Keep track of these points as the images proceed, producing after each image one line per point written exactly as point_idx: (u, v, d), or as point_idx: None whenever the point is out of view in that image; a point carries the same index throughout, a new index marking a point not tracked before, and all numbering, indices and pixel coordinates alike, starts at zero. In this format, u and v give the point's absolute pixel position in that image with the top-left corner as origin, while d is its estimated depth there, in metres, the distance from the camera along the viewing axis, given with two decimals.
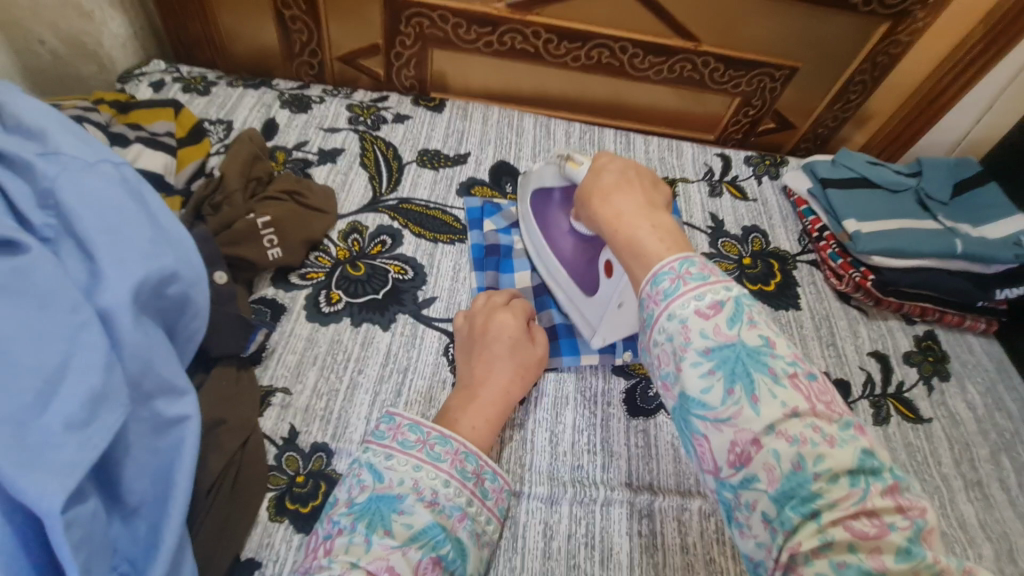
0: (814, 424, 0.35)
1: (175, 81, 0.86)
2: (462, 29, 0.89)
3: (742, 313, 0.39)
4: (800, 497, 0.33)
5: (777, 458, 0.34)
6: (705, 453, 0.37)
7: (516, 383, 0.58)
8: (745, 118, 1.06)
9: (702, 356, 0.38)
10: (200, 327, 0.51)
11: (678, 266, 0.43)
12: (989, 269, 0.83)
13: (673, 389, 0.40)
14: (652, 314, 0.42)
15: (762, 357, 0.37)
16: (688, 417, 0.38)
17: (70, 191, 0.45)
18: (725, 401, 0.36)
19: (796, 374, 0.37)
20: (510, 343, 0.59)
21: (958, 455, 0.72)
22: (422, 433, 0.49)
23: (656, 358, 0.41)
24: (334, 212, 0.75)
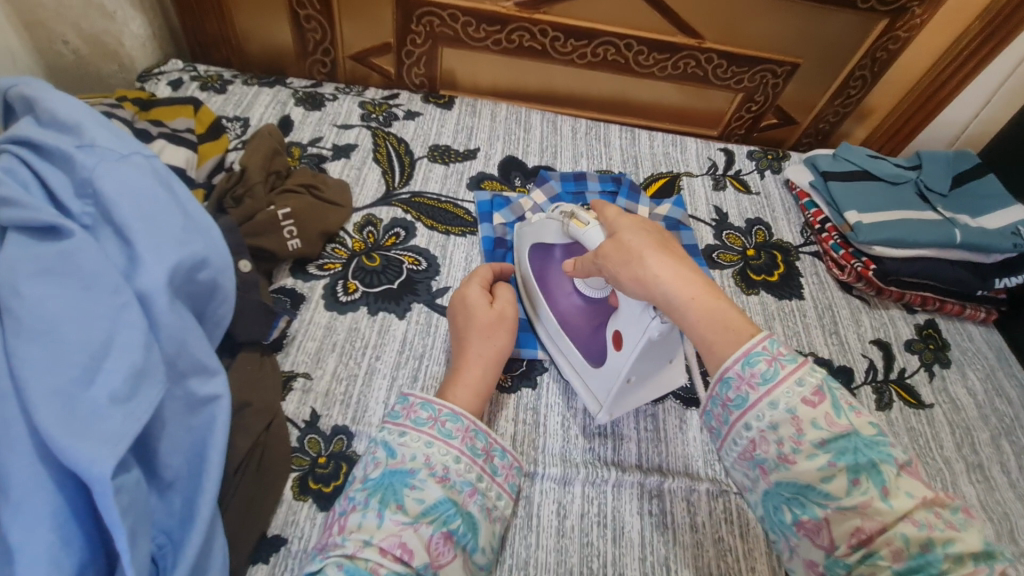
0: (933, 510, 0.39)
1: (192, 80, 0.89)
2: (472, 28, 0.91)
3: (843, 402, 0.44)
4: (926, 572, 0.37)
5: (904, 540, 0.38)
6: (823, 533, 0.40)
7: (480, 341, 0.59)
8: (747, 114, 1.08)
9: (818, 447, 0.42)
10: (227, 312, 0.53)
11: (770, 347, 0.45)
12: (989, 259, 0.85)
13: (780, 474, 0.43)
14: (747, 398, 0.45)
15: (877, 449, 0.41)
16: (802, 499, 0.41)
17: (107, 181, 0.47)
18: (850, 489, 0.40)
19: (904, 466, 0.41)
20: (468, 309, 0.61)
21: (960, 439, 0.74)
22: (434, 410, 0.51)
23: (749, 441, 0.45)
24: (350, 206, 0.77)
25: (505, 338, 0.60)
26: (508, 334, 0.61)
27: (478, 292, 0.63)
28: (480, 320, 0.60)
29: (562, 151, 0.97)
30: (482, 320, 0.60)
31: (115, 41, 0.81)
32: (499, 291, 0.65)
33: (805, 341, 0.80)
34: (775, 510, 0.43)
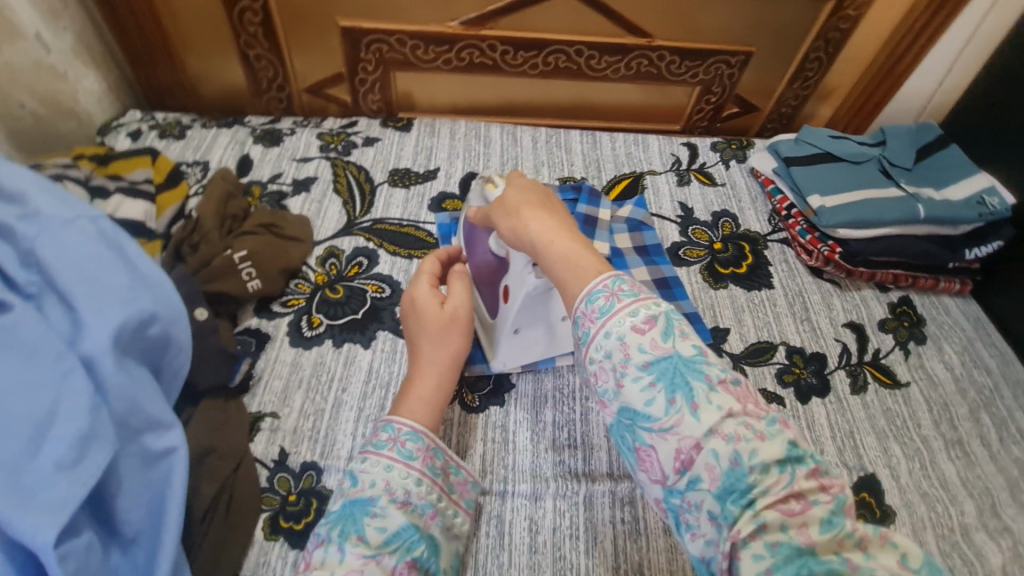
0: (745, 422, 0.38)
1: (151, 129, 0.90)
2: (420, 50, 0.92)
3: (676, 327, 0.43)
4: (738, 490, 0.36)
5: (715, 457, 0.37)
6: (653, 461, 0.39)
7: (433, 345, 0.57)
8: (708, 106, 1.08)
9: (642, 369, 0.41)
10: (184, 362, 0.54)
11: (611, 284, 0.46)
12: (957, 230, 0.84)
13: (615, 404, 0.42)
14: (588, 331, 0.45)
15: (697, 365, 0.40)
16: (636, 426, 0.41)
17: (51, 249, 0.49)
18: (669, 409, 0.39)
19: (726, 380, 0.40)
20: (417, 312, 0.59)
21: (938, 416, 0.73)
22: (394, 430, 0.51)
23: (592, 375, 0.44)
24: (311, 239, 0.78)
25: (459, 340, 0.58)
26: (462, 335, 0.58)
27: (427, 289, 0.60)
28: (431, 324, 0.57)
29: (523, 162, 0.97)
30: (433, 325, 0.57)
31: (70, 100, 0.83)
32: (451, 283, 0.60)
33: (776, 331, 0.80)
34: (618, 443, 0.43)
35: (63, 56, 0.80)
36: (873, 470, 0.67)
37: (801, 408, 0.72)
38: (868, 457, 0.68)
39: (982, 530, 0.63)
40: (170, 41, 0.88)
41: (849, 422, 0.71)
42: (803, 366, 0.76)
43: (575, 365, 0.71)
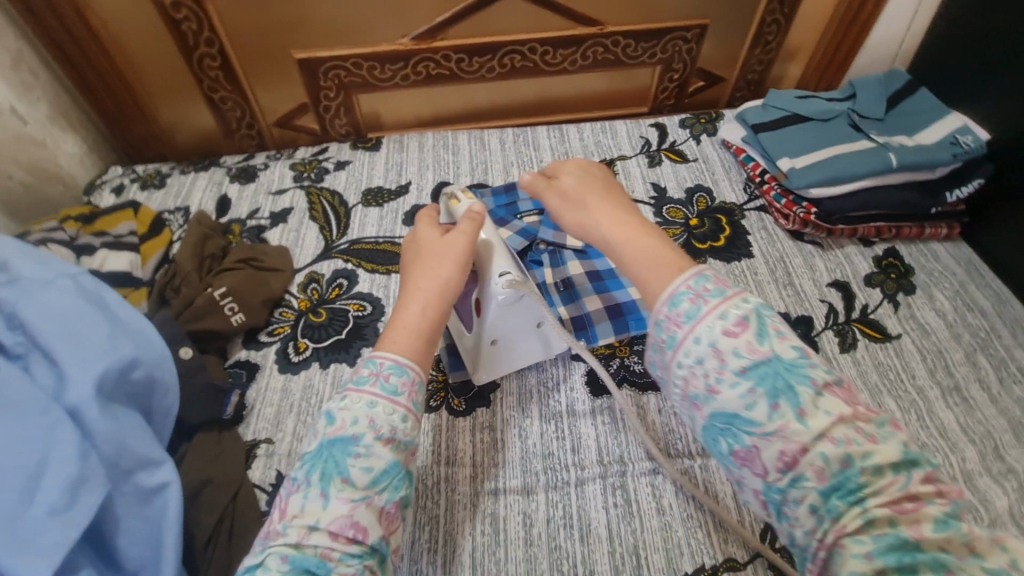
0: (855, 426, 0.41)
1: (133, 182, 0.94)
2: (377, 70, 0.93)
3: (770, 328, 0.46)
4: (849, 489, 0.39)
5: (824, 459, 0.40)
6: (752, 459, 0.43)
7: (425, 275, 0.58)
8: (672, 83, 1.07)
9: (739, 374, 0.44)
10: (172, 401, 0.57)
11: (695, 285, 0.48)
12: (935, 174, 0.82)
13: (710, 407, 0.45)
14: (675, 335, 0.47)
15: (798, 370, 0.43)
16: (734, 428, 0.44)
17: (31, 310, 0.51)
18: (771, 415, 0.42)
19: (830, 382, 0.43)
20: (420, 243, 0.62)
21: (932, 364, 0.72)
22: (376, 364, 0.51)
23: (683, 380, 0.47)
24: (291, 268, 0.81)
25: (453, 269, 0.58)
26: (457, 266, 0.59)
27: (428, 229, 0.63)
28: (430, 255, 0.60)
29: (493, 165, 0.98)
30: (432, 255, 0.59)
31: (53, 165, 0.87)
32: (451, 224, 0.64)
33: (759, 299, 0.79)
34: (710, 441, 0.46)
35: (40, 125, 0.84)
36: None
37: None
38: None
39: (985, 474, 0.62)
40: (141, 99, 0.92)
41: None
42: None
43: (557, 358, 0.72)
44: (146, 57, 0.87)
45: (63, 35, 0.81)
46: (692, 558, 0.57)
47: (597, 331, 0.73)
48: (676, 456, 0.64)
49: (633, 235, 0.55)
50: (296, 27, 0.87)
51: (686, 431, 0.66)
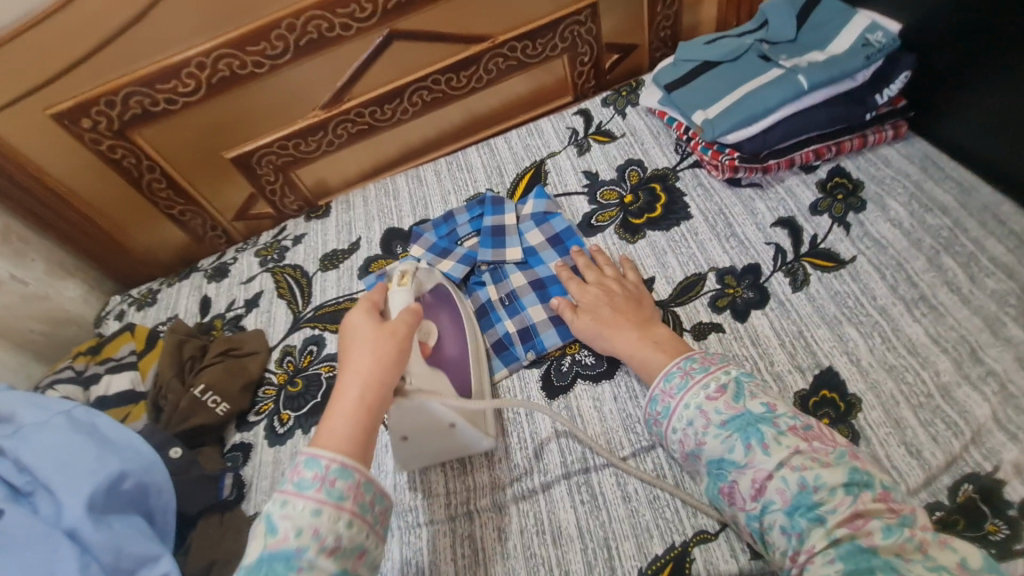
0: (811, 457, 0.48)
1: (130, 304, 1.05)
2: (303, 145, 1.00)
3: (745, 390, 0.54)
4: (807, 506, 0.46)
5: (786, 483, 0.47)
6: (736, 494, 0.50)
7: (361, 360, 0.55)
8: (586, 67, 1.07)
9: (721, 426, 0.52)
10: (168, 498, 0.64)
11: (683, 365, 0.58)
12: (857, 80, 0.78)
13: (701, 457, 0.53)
14: (670, 404, 0.57)
15: (766, 419, 0.52)
16: (720, 470, 0.52)
17: (31, 453, 0.61)
18: (746, 454, 0.50)
19: (795, 426, 0.51)
20: (356, 327, 0.59)
21: (893, 279, 0.68)
22: (321, 467, 0.50)
23: (678, 440, 0.56)
24: (266, 347, 0.87)
25: (395, 352, 0.57)
26: (398, 349, 0.57)
27: (363, 314, 0.60)
28: (367, 338, 0.57)
29: (431, 199, 1.01)
30: (370, 338, 0.57)
31: (61, 311, 1.00)
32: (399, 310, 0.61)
33: (703, 260, 0.78)
34: (706, 486, 0.53)
35: (40, 281, 0.96)
36: (830, 363, 0.64)
37: (741, 327, 0.69)
38: (823, 351, 0.65)
39: (961, 384, 0.59)
40: (112, 233, 1.02)
41: (796, 322, 0.68)
42: (737, 284, 0.74)
43: (511, 372, 0.75)
44: (106, 199, 0.98)
45: (32, 203, 0.91)
46: (662, 538, 0.57)
47: (543, 338, 0.75)
48: (636, 440, 0.64)
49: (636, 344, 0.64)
50: (222, 131, 0.94)
51: (643, 413, 0.66)
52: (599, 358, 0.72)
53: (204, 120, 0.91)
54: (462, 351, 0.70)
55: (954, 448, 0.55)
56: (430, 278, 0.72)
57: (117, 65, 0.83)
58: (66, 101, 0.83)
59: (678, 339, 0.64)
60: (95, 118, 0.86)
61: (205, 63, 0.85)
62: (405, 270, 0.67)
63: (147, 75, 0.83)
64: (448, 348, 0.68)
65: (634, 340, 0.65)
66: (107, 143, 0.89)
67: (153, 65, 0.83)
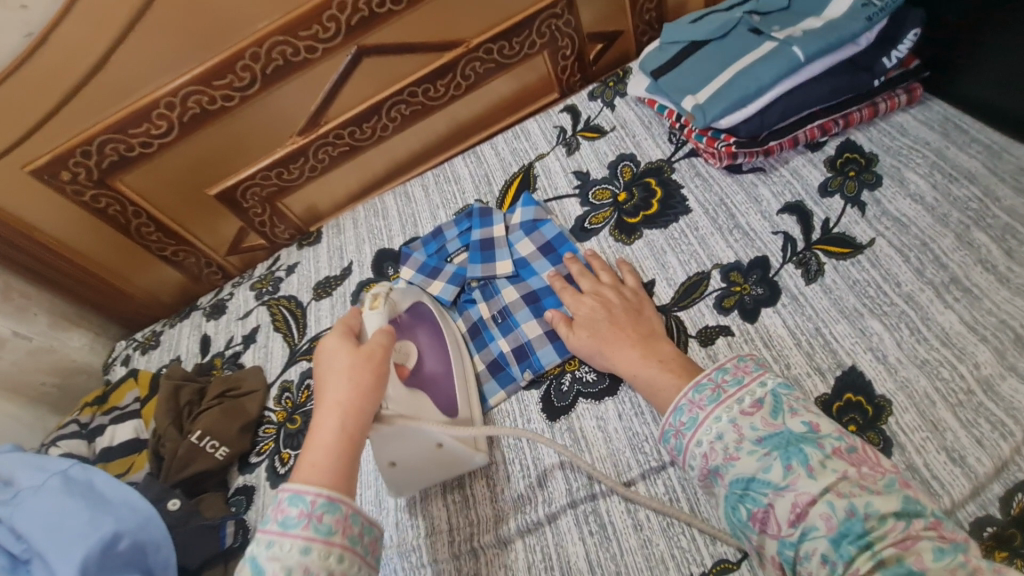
0: (860, 483, 0.43)
1: (135, 349, 1.04)
2: (285, 173, 0.98)
3: (785, 405, 0.49)
4: (856, 533, 0.40)
5: (832, 509, 0.42)
6: (769, 518, 0.45)
7: (337, 388, 0.54)
8: (569, 60, 1.03)
9: (757, 443, 0.47)
10: (167, 553, 0.63)
11: (716, 375, 0.53)
12: (860, 45, 0.70)
13: (726, 475, 0.48)
14: (697, 416, 0.51)
15: (809, 440, 0.46)
16: (750, 492, 0.46)
17: (26, 519, 0.60)
18: (785, 475, 0.45)
19: (841, 448, 0.46)
20: (331, 355, 0.57)
21: (918, 262, 0.61)
22: (307, 503, 0.47)
23: (702, 455, 0.50)
24: (264, 385, 0.85)
25: (372, 378, 0.55)
26: (375, 374, 0.56)
27: (338, 340, 0.58)
28: (343, 365, 0.55)
29: (420, 215, 0.97)
30: (346, 365, 0.55)
31: (68, 361, 1.00)
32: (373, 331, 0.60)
33: (705, 256, 0.72)
34: (730, 510, 0.48)
35: (44, 334, 0.97)
36: (854, 363, 0.58)
37: (752, 329, 0.64)
38: (844, 349, 0.59)
39: (1006, 376, 0.52)
40: (110, 281, 1.01)
41: (812, 319, 0.62)
42: (745, 281, 0.68)
43: (508, 395, 0.71)
44: (98, 248, 0.98)
45: (26, 259, 0.91)
46: (678, 570, 0.53)
47: (540, 356, 0.70)
48: (644, 461, 0.60)
49: (637, 361, 0.60)
50: (202, 168, 0.94)
51: (650, 431, 0.61)
52: (601, 374, 0.67)
53: (182, 159, 0.91)
54: (445, 365, 0.68)
55: (1003, 451, 0.49)
56: (406, 298, 0.69)
57: (88, 114, 0.83)
58: (43, 156, 0.84)
59: (685, 356, 0.59)
60: (75, 170, 0.87)
61: (174, 102, 0.84)
62: (378, 293, 0.65)
63: (117, 122, 0.84)
64: (429, 365, 0.67)
65: (635, 358, 0.60)
66: (89, 193, 0.90)
67: (122, 111, 0.83)
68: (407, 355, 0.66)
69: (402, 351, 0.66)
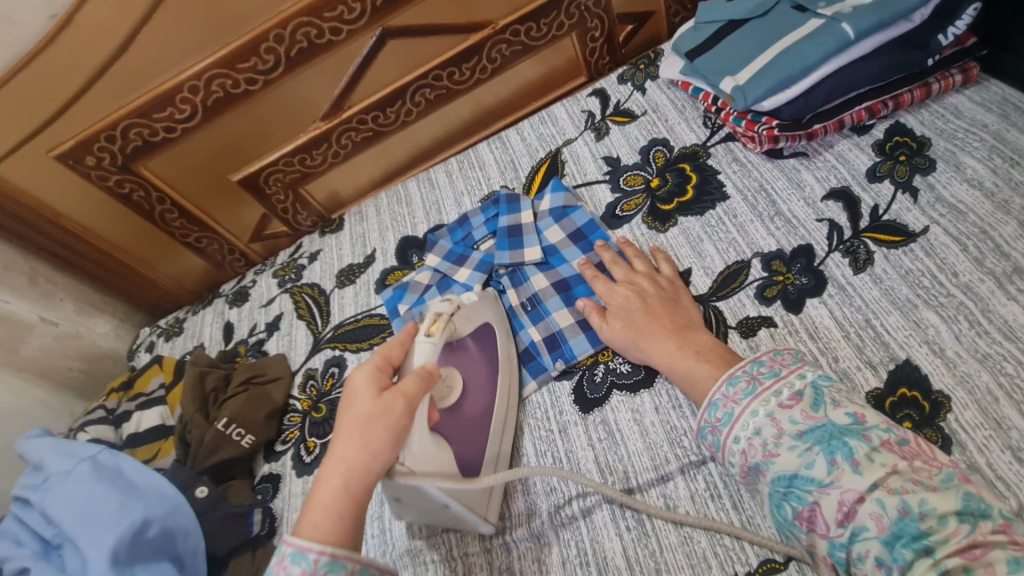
0: (912, 478, 0.40)
1: (159, 335, 1.04)
2: (308, 158, 0.96)
3: (826, 396, 0.47)
4: (911, 535, 0.38)
5: (882, 507, 0.40)
6: (816, 517, 0.43)
7: (348, 439, 0.50)
8: (598, 42, 0.99)
9: (797, 438, 0.45)
10: (196, 541, 0.63)
11: (750, 368, 0.51)
12: (913, 22, 0.66)
13: (768, 472, 0.46)
14: (732, 411, 0.49)
15: (854, 432, 0.44)
16: (794, 490, 0.44)
17: (57, 505, 0.60)
18: (830, 470, 0.43)
19: (889, 440, 0.43)
20: (355, 393, 0.53)
21: (977, 251, 0.58)
22: (309, 562, 0.45)
23: (740, 452, 0.48)
24: (289, 372, 0.84)
25: (385, 435, 0.50)
26: (388, 431, 0.50)
27: (368, 377, 0.54)
28: (359, 416, 0.50)
29: (445, 203, 0.95)
30: (363, 415, 0.50)
31: (94, 347, 1.00)
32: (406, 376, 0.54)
33: (745, 244, 0.69)
34: (774, 508, 0.46)
35: (70, 320, 0.97)
36: (908, 356, 0.55)
37: (797, 320, 0.61)
38: (897, 341, 0.56)
39: None
40: (136, 268, 1.01)
41: (861, 310, 0.59)
42: (788, 270, 0.65)
43: (539, 386, 0.69)
44: (122, 234, 0.97)
45: (52, 245, 0.91)
46: (722, 569, 0.51)
47: (572, 346, 0.69)
48: (684, 455, 0.58)
49: (675, 353, 0.58)
50: (226, 155, 0.93)
51: (688, 424, 0.59)
52: (636, 365, 0.65)
53: (204, 145, 0.90)
54: (487, 408, 0.63)
55: None
56: (463, 321, 0.66)
57: (113, 98, 0.82)
58: (68, 141, 0.84)
59: (724, 347, 0.57)
60: (99, 155, 0.86)
61: (198, 86, 0.83)
62: (438, 316, 0.62)
63: (141, 106, 0.83)
64: (472, 404, 0.63)
65: (671, 349, 0.58)
66: (114, 179, 0.89)
67: (147, 95, 0.82)
68: (450, 388, 0.62)
69: (446, 384, 0.62)
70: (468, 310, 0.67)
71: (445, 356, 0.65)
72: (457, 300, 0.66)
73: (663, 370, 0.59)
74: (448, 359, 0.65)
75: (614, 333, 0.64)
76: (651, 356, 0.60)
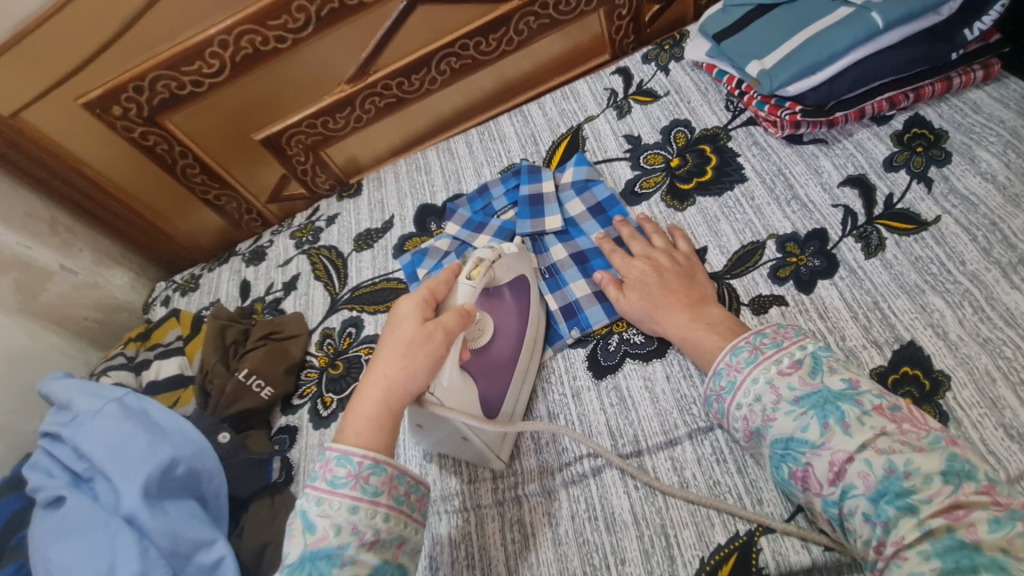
0: (900, 439, 0.43)
1: (174, 290, 1.05)
2: (331, 122, 0.97)
3: (823, 364, 0.49)
4: (895, 493, 0.41)
5: (869, 466, 0.43)
6: (810, 477, 0.46)
7: (385, 360, 0.53)
8: (624, 20, 1.00)
9: (793, 403, 0.48)
10: (220, 483, 0.66)
11: (753, 339, 0.53)
12: (941, 15, 0.67)
13: (767, 436, 0.49)
14: (735, 379, 0.52)
15: (848, 397, 0.46)
16: (790, 451, 0.47)
17: (88, 442, 0.62)
18: (822, 433, 0.45)
19: (881, 406, 0.46)
20: (399, 320, 0.55)
21: (985, 241, 0.60)
22: (354, 464, 0.49)
23: (742, 418, 0.51)
24: (306, 330, 0.86)
25: (424, 361, 0.52)
26: (427, 358, 0.52)
27: (413, 306, 0.56)
28: (400, 342, 0.53)
29: (464, 172, 0.96)
30: (403, 342, 0.53)
31: (111, 298, 1.01)
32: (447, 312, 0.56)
33: (761, 226, 0.71)
34: (773, 469, 0.49)
35: (88, 270, 0.97)
36: (912, 338, 0.57)
37: (807, 299, 0.64)
38: (903, 323, 0.59)
39: None
40: (154, 222, 1.01)
41: (871, 293, 0.62)
42: (801, 252, 0.67)
43: (555, 351, 0.71)
44: (140, 185, 0.98)
45: (73, 194, 0.92)
46: (724, 526, 0.54)
47: (588, 315, 0.71)
48: (692, 421, 0.61)
49: (689, 325, 0.60)
50: (249, 112, 0.94)
51: (697, 393, 0.62)
52: (649, 337, 0.67)
53: (230, 101, 0.91)
54: (514, 352, 0.66)
55: None
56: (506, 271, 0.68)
57: (142, 49, 0.83)
58: (96, 90, 0.84)
59: (736, 321, 0.59)
60: (125, 106, 0.86)
61: (227, 41, 0.83)
62: (481, 261, 0.63)
63: (170, 58, 0.83)
64: (499, 347, 0.65)
65: (685, 321, 0.60)
66: (138, 130, 0.90)
67: (176, 48, 0.83)
68: (482, 330, 0.65)
69: (479, 326, 0.65)
70: (509, 260, 0.68)
71: (481, 300, 0.67)
72: (499, 249, 0.67)
73: (676, 343, 0.61)
74: (484, 304, 0.67)
75: (631, 305, 0.66)
76: (666, 329, 0.62)
